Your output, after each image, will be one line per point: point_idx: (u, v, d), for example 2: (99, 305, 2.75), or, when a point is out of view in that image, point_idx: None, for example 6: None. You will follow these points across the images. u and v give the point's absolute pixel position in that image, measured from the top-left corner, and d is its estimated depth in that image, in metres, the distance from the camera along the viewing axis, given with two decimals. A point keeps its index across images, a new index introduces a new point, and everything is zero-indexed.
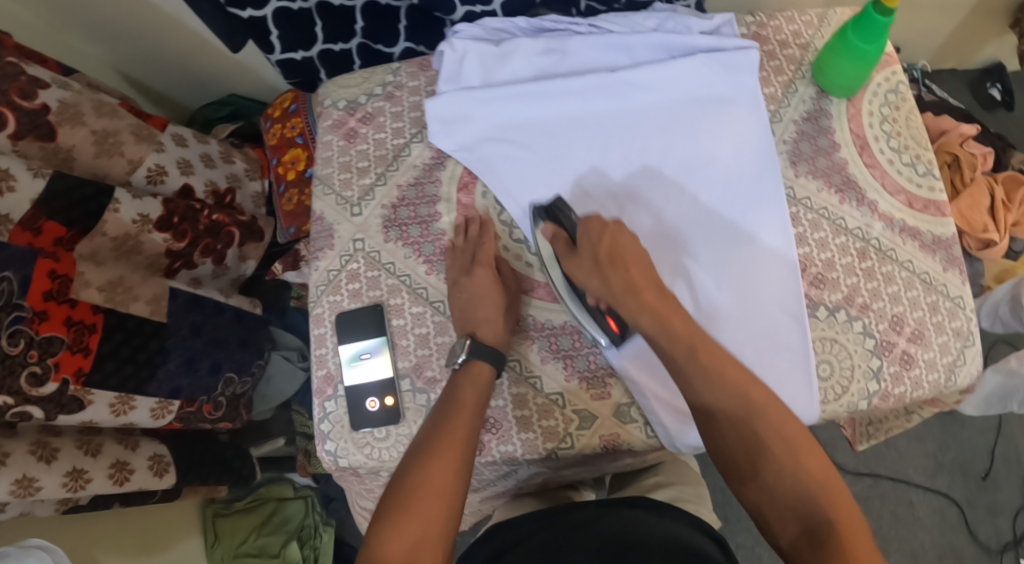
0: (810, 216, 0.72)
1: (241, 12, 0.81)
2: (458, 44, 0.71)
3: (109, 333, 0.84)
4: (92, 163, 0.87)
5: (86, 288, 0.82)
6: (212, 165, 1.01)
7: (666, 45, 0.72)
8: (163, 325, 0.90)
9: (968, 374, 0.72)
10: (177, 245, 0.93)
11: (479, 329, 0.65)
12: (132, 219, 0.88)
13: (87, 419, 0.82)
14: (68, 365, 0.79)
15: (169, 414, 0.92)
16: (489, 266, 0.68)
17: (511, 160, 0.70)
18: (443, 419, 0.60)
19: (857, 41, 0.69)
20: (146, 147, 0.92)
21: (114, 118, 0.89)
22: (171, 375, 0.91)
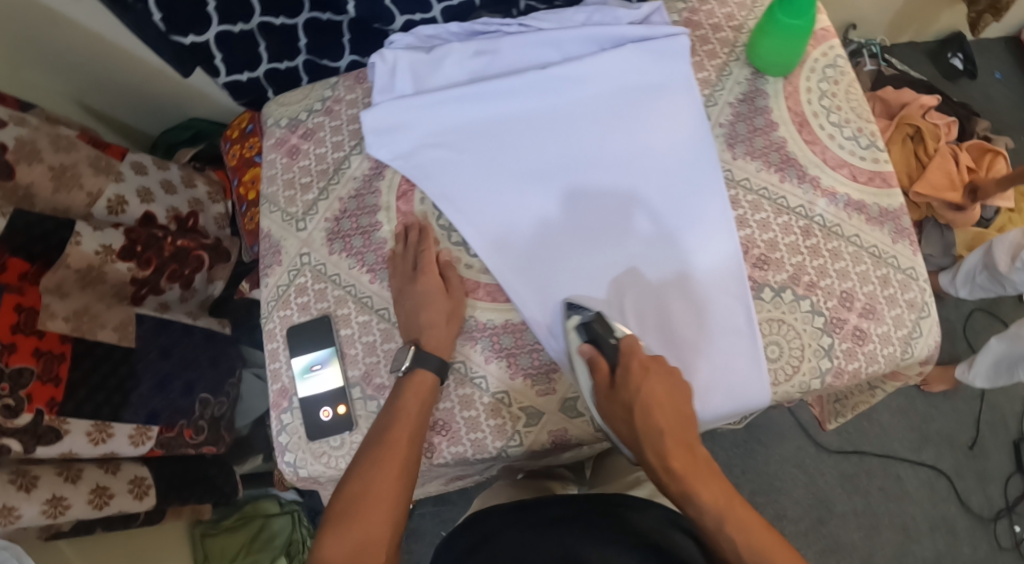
0: (749, 197, 0.72)
1: (183, 39, 0.83)
2: (389, 54, 0.73)
3: (77, 361, 0.85)
4: (53, 199, 0.86)
5: (53, 320, 0.83)
6: (172, 191, 1.02)
7: (594, 37, 0.73)
8: (132, 350, 0.92)
9: (926, 345, 0.71)
10: (142, 273, 0.94)
11: (422, 336, 0.66)
12: (95, 250, 0.88)
13: (65, 449, 0.82)
14: (40, 396, 0.80)
15: (148, 440, 0.93)
16: (433, 273, 0.68)
17: (447, 164, 0.71)
18: (384, 427, 0.62)
19: (784, 18, 0.69)
20: (105, 178, 0.93)
21: (70, 152, 0.89)
22: (144, 399, 0.93)
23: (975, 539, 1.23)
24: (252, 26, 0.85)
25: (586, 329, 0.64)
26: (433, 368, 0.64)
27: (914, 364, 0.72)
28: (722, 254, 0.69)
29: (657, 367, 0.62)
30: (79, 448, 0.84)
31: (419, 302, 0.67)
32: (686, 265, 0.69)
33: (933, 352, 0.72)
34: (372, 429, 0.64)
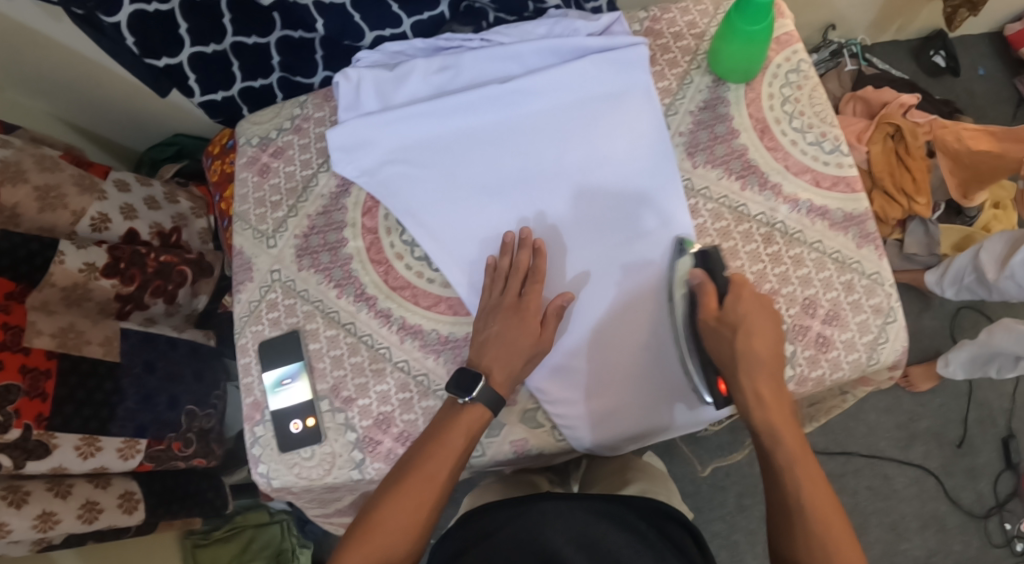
0: (709, 206, 0.73)
1: (156, 62, 0.85)
2: (352, 73, 0.74)
3: (63, 377, 0.84)
4: (38, 218, 0.87)
5: (38, 337, 0.82)
6: (156, 207, 1.03)
7: (554, 49, 0.74)
8: (116, 365, 0.91)
9: (892, 351, 0.70)
10: (126, 289, 0.94)
11: (493, 368, 0.65)
12: (79, 268, 0.87)
13: (55, 465, 0.82)
14: (28, 411, 0.80)
15: (137, 453, 0.93)
16: (530, 298, 0.68)
17: (410, 180, 0.72)
18: (422, 458, 0.63)
19: (742, 24, 0.69)
20: (89, 197, 0.94)
21: (55, 171, 0.91)
22: (131, 413, 0.92)
23: (966, 535, 1.23)
24: (225, 47, 0.87)
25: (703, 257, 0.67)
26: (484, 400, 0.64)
27: (882, 369, 0.71)
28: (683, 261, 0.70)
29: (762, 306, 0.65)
30: (69, 462, 0.84)
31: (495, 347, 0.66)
32: (647, 272, 0.70)
33: (901, 358, 0.71)
34: (410, 454, 0.65)
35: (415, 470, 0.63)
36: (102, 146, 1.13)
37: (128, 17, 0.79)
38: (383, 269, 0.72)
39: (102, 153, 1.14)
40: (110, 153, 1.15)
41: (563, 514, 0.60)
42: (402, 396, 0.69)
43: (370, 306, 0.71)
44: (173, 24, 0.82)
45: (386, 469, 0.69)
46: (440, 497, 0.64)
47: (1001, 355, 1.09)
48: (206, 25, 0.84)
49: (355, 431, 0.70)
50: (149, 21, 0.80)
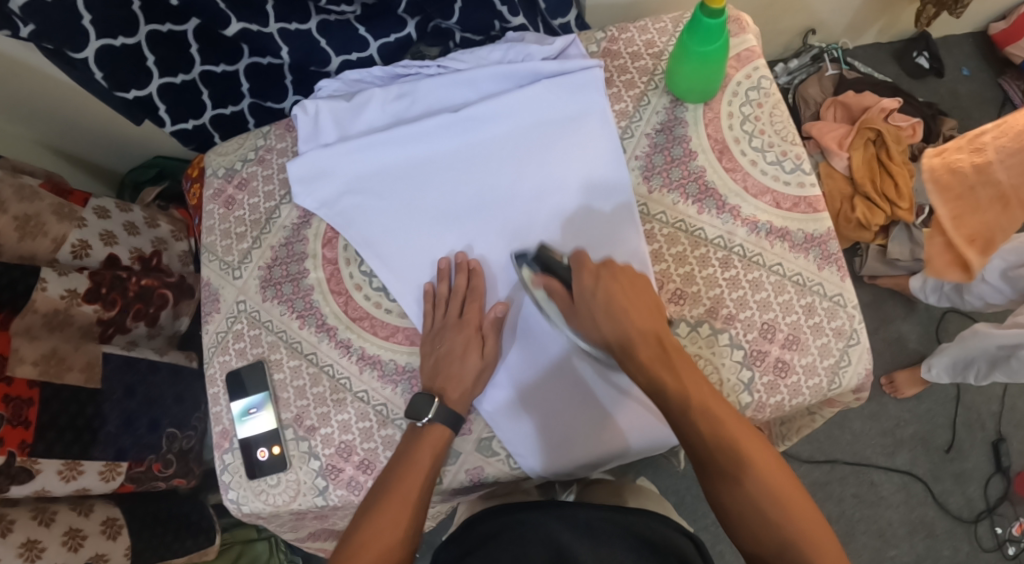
0: (665, 231, 0.73)
1: (126, 94, 0.85)
2: (310, 105, 0.75)
3: (46, 404, 0.84)
4: (18, 247, 0.86)
5: (21, 365, 0.81)
6: (135, 232, 1.03)
7: (509, 74, 0.74)
8: (98, 391, 0.91)
9: (854, 374, 0.70)
10: (107, 314, 0.95)
11: (447, 389, 0.68)
12: (61, 294, 0.87)
13: (38, 487, 0.83)
14: (12, 439, 0.79)
15: (119, 475, 0.94)
16: (471, 322, 0.70)
17: (369, 211, 0.74)
18: (394, 477, 0.64)
19: (694, 45, 0.69)
20: (69, 224, 0.93)
21: (35, 201, 0.89)
22: (112, 437, 0.93)
23: (956, 540, 1.21)
24: (193, 76, 0.88)
25: (535, 260, 0.68)
26: (444, 421, 0.66)
27: (845, 393, 0.71)
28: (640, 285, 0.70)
29: (610, 270, 0.67)
30: (52, 486, 0.84)
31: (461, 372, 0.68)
32: None
33: (864, 380, 0.71)
34: (380, 475, 0.66)
35: (386, 490, 0.64)
36: (81, 169, 1.13)
37: (95, 52, 0.78)
38: (343, 299, 0.74)
39: (82, 175, 1.14)
40: (90, 175, 1.15)
41: (557, 520, 0.66)
42: (363, 425, 0.71)
43: (330, 336, 0.73)
44: (140, 57, 0.82)
45: (349, 496, 0.70)
46: (417, 511, 0.65)
47: (979, 357, 1.06)
48: (174, 55, 0.85)
49: (318, 459, 0.71)
50: (117, 55, 0.80)
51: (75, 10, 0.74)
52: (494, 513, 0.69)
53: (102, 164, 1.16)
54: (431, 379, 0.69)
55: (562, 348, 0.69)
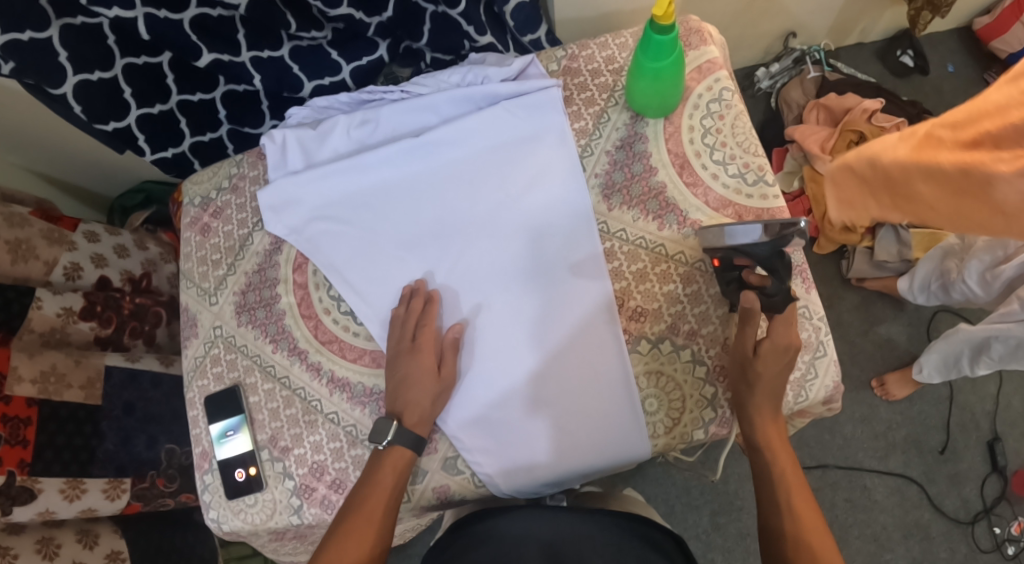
0: (625, 248, 0.74)
1: (105, 126, 0.88)
2: (277, 134, 0.79)
3: (43, 424, 0.82)
4: (11, 271, 0.85)
5: (19, 384, 0.80)
6: (125, 254, 1.01)
7: (467, 97, 0.77)
8: (97, 408, 0.89)
9: (821, 387, 0.71)
10: (105, 331, 0.94)
11: (405, 412, 0.69)
12: (56, 312, 0.88)
13: (42, 508, 0.81)
14: (10, 458, 0.78)
15: (124, 493, 0.90)
16: (427, 348, 0.71)
17: (335, 236, 0.77)
18: (358, 499, 0.67)
19: (646, 62, 0.70)
20: (59, 248, 0.92)
21: (24, 227, 0.88)
22: (110, 455, 0.89)
23: (953, 543, 1.20)
24: (170, 106, 0.90)
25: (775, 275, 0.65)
26: (402, 458, 0.68)
27: (814, 405, 0.73)
28: (596, 307, 0.72)
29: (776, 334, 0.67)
30: (55, 506, 0.82)
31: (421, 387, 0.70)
32: (560, 317, 0.72)
33: (833, 393, 0.72)
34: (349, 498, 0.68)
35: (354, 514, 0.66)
36: (70, 195, 1.17)
37: (73, 87, 0.81)
38: (312, 323, 0.77)
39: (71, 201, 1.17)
40: (78, 201, 1.19)
41: (541, 521, 0.67)
42: (333, 445, 0.73)
43: (302, 359, 0.76)
44: (117, 90, 0.85)
45: (322, 514, 0.72)
46: (383, 533, 0.66)
47: (964, 349, 1.06)
48: (148, 87, 0.87)
49: (293, 479, 0.73)
50: (94, 89, 0.83)
51: (51, 48, 0.76)
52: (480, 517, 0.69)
53: (90, 190, 1.19)
54: (394, 403, 0.71)
55: (522, 365, 0.72)
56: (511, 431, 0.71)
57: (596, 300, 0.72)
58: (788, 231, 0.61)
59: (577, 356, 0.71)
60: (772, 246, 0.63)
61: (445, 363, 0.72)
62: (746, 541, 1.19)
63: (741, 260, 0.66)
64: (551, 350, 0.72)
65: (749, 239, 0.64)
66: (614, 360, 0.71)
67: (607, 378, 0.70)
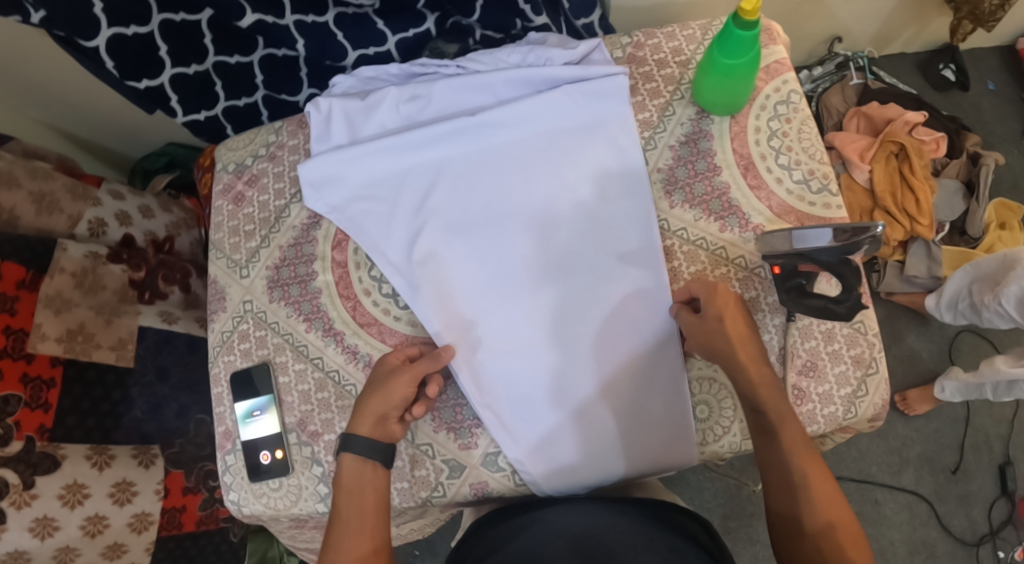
0: (685, 248, 0.71)
1: (137, 84, 0.84)
2: (323, 103, 0.76)
3: (68, 387, 0.78)
4: (35, 221, 0.84)
5: (43, 341, 0.76)
6: (150, 215, 0.98)
7: (527, 80, 0.73)
8: (127, 372, 0.84)
9: (871, 405, 0.68)
10: (137, 274, 0.90)
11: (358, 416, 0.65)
12: (83, 255, 0.83)
13: (69, 477, 0.75)
14: (29, 423, 0.73)
15: (156, 459, 0.86)
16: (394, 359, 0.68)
17: (378, 216, 0.73)
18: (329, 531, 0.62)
19: (720, 57, 0.67)
20: (84, 203, 0.89)
21: (47, 180, 0.85)
22: (137, 423, 0.84)
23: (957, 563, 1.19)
24: (206, 67, 0.86)
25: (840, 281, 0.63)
26: None
27: (861, 422, 0.69)
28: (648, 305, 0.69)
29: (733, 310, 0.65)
30: (84, 476, 0.76)
31: (363, 411, 0.65)
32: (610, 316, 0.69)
33: (880, 411, 0.69)
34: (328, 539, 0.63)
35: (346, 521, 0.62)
36: (93, 155, 1.12)
37: (106, 41, 0.77)
38: (351, 304, 0.73)
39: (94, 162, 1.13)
40: (101, 161, 1.14)
41: (563, 516, 0.64)
42: None
43: (337, 341, 0.73)
44: (152, 47, 0.81)
45: None
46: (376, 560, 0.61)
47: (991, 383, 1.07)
48: (185, 47, 0.83)
49: (321, 465, 0.70)
50: (127, 44, 0.79)
51: None
52: (499, 521, 0.67)
53: (115, 150, 1.15)
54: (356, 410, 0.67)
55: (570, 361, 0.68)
56: (553, 430, 0.68)
57: (650, 302, 0.69)
58: (861, 237, 0.59)
59: (626, 358, 0.68)
60: (840, 252, 0.61)
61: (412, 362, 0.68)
62: (755, 548, 1.18)
63: (807, 266, 0.64)
64: (599, 347, 0.68)
65: (819, 244, 0.62)
66: (666, 362, 0.68)
67: (657, 382, 0.68)
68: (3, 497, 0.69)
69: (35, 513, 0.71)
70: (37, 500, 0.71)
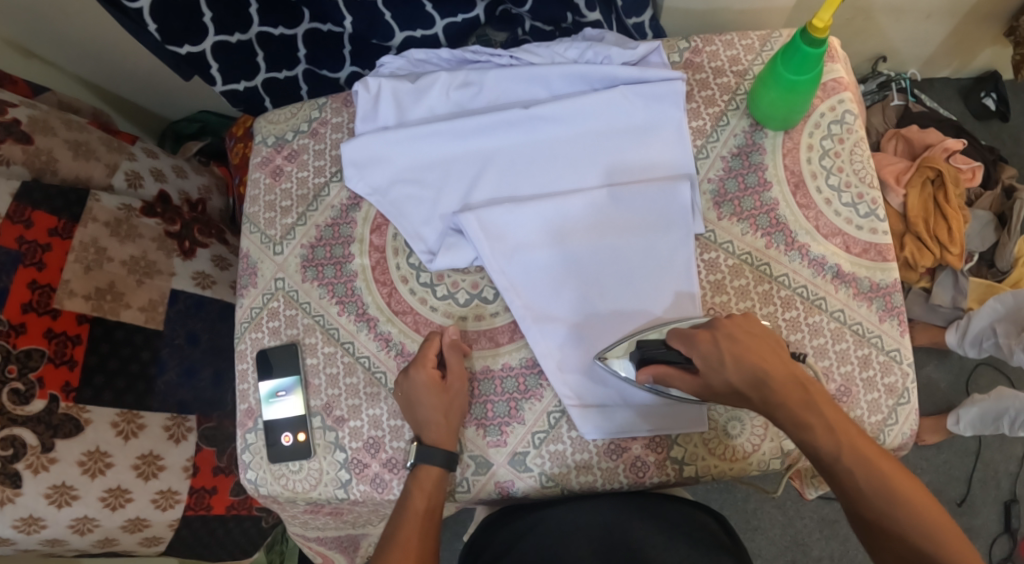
0: (729, 261, 0.70)
1: (179, 49, 0.82)
2: (372, 83, 0.75)
3: (95, 345, 0.77)
4: (74, 166, 0.84)
5: (71, 298, 0.76)
6: (183, 175, 0.98)
7: (583, 76, 0.72)
8: (157, 334, 0.84)
9: (900, 434, 0.67)
10: (172, 227, 0.91)
11: (424, 432, 0.66)
12: (118, 206, 0.84)
13: (91, 445, 0.74)
14: (52, 381, 0.72)
15: (189, 433, 0.84)
16: (428, 368, 0.67)
17: (420, 202, 0.72)
18: (393, 526, 0.64)
19: (785, 72, 0.65)
20: (119, 156, 0.89)
21: (83, 132, 0.87)
22: (173, 387, 0.83)
23: None
24: (249, 37, 0.85)
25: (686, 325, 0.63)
26: (440, 463, 0.65)
27: (887, 450, 0.69)
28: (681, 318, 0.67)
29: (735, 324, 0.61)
30: (107, 444, 0.75)
31: (436, 425, 0.66)
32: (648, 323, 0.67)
33: (908, 440, 0.68)
34: (387, 524, 0.66)
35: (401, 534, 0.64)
36: (124, 114, 1.11)
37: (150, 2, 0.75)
38: (387, 290, 0.72)
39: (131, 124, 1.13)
40: (132, 121, 1.14)
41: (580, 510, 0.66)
42: (393, 423, 0.69)
43: (369, 327, 0.72)
44: (197, 12, 0.79)
45: (371, 492, 0.69)
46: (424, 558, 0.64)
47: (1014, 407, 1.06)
48: (230, 14, 0.81)
49: (344, 451, 0.69)
50: (173, 7, 0.77)
51: None
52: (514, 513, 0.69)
53: (146, 109, 1.14)
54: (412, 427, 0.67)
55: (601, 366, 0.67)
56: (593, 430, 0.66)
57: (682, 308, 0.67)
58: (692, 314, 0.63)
59: None
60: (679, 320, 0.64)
61: (448, 374, 0.67)
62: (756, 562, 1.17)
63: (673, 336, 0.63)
64: None
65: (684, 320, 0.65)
66: None
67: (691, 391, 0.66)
68: (20, 459, 0.69)
69: (52, 480, 0.70)
70: (56, 465, 0.71)
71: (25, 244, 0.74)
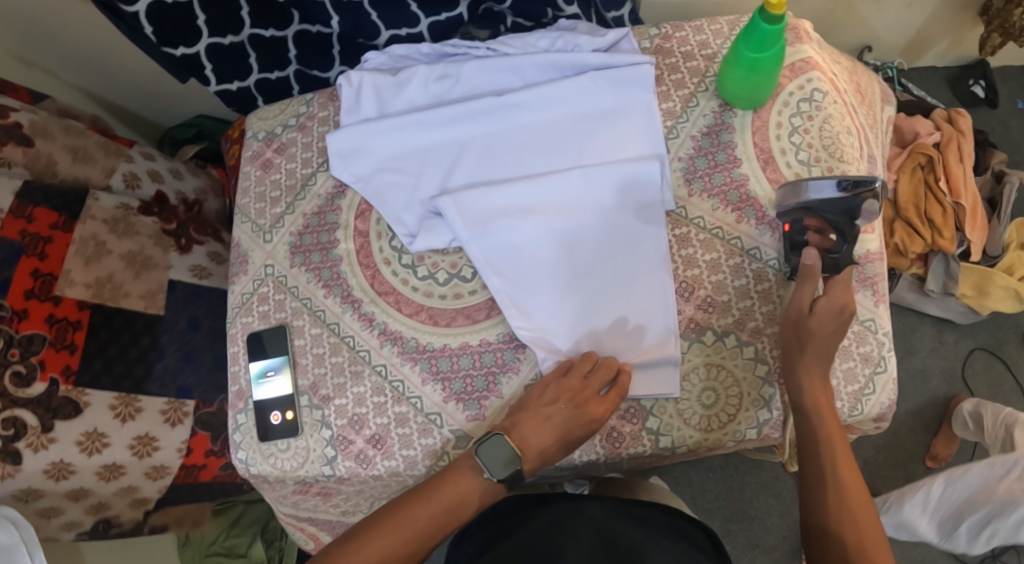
0: (701, 236, 0.72)
1: (174, 51, 0.86)
2: (355, 77, 0.78)
3: (94, 331, 0.80)
4: (73, 169, 0.88)
5: (71, 287, 0.79)
6: (179, 178, 1.02)
7: (554, 64, 0.75)
8: (157, 320, 0.86)
9: (877, 403, 0.68)
10: (169, 225, 0.94)
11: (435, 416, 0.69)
12: (115, 205, 0.88)
13: (88, 426, 0.77)
14: (53, 364, 0.76)
15: (185, 418, 0.86)
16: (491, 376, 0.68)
17: (400, 188, 0.75)
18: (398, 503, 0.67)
19: (747, 51, 0.67)
20: (116, 159, 0.93)
21: (81, 136, 0.90)
22: (172, 371, 0.85)
23: None
24: (242, 39, 0.88)
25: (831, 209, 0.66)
26: None
27: (865, 420, 0.69)
28: (643, 291, 0.69)
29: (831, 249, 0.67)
30: (105, 425, 0.78)
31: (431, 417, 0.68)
32: (621, 296, 0.70)
33: (887, 410, 0.69)
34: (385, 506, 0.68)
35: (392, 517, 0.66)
36: (124, 121, 1.16)
37: (145, 6, 0.79)
38: (370, 272, 0.75)
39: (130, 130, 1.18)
40: (132, 128, 1.18)
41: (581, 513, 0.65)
42: (377, 399, 0.71)
43: (354, 308, 0.74)
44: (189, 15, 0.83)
45: (355, 468, 0.71)
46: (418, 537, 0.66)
47: None
48: (222, 16, 0.85)
49: (329, 428, 0.72)
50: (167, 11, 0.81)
51: None
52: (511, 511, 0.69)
53: (143, 115, 1.18)
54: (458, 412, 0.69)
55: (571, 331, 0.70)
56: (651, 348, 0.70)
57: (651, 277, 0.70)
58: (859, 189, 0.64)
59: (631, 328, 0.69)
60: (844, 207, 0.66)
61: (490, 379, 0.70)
62: (754, 552, 1.17)
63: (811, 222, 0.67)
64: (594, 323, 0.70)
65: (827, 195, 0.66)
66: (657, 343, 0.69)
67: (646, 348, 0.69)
68: (20, 438, 0.73)
69: (51, 457, 0.74)
70: (55, 444, 0.75)
71: (27, 237, 0.78)
